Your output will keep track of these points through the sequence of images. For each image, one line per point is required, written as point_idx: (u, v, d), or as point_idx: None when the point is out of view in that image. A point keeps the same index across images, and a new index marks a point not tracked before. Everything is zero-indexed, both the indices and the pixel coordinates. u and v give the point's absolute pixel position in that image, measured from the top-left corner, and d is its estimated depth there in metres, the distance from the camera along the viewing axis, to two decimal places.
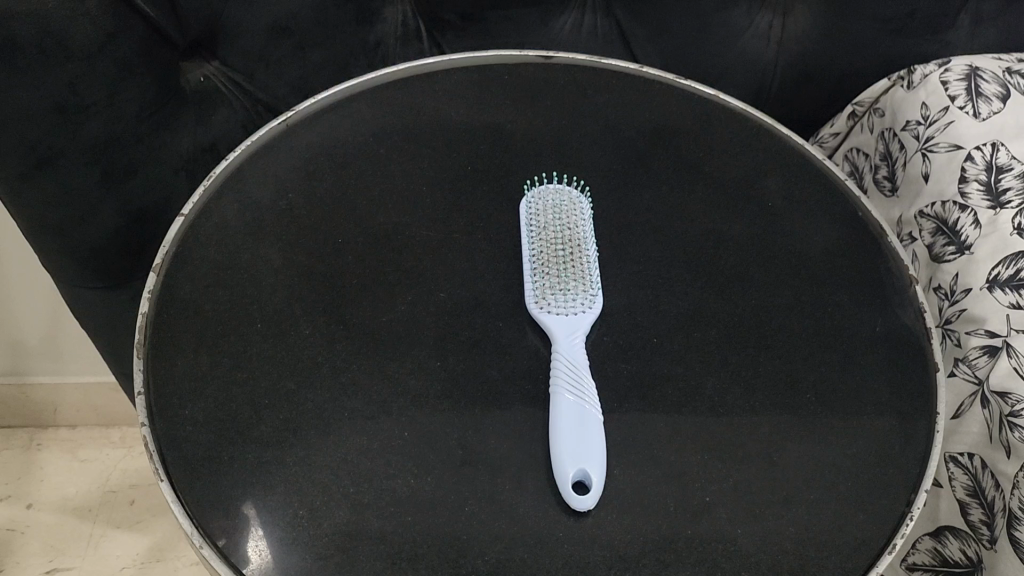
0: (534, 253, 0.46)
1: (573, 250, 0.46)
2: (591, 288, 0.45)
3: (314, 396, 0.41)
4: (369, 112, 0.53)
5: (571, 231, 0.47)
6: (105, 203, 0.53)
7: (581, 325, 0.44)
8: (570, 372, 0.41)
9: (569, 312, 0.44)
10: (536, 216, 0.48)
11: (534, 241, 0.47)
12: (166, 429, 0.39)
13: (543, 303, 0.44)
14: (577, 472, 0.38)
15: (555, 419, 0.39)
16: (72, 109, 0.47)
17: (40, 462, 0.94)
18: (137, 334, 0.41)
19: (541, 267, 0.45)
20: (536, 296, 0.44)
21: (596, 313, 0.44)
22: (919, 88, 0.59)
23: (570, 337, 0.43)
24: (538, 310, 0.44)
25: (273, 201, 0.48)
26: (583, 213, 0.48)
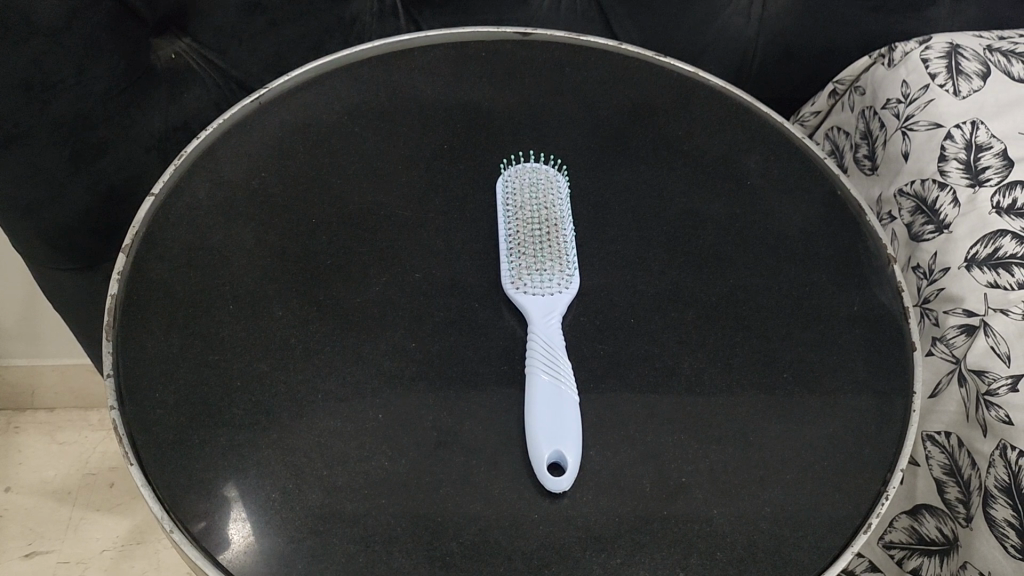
0: (510, 231, 0.45)
1: (549, 230, 0.46)
2: (567, 268, 0.44)
3: (287, 377, 0.40)
4: (344, 90, 0.53)
5: (548, 210, 0.46)
6: (75, 182, 0.52)
7: (557, 306, 0.43)
8: (546, 353, 0.41)
9: (546, 293, 0.43)
10: (513, 195, 0.47)
11: (510, 220, 0.46)
12: (137, 412, 0.38)
13: (520, 283, 0.44)
14: (553, 453, 0.38)
15: (531, 401, 0.39)
16: (40, 86, 0.46)
17: (18, 445, 0.93)
18: (105, 316, 0.41)
19: (517, 247, 0.45)
20: (513, 276, 0.44)
21: (572, 293, 0.44)
22: (900, 66, 0.58)
23: (547, 318, 0.43)
24: (514, 290, 0.44)
25: (246, 181, 0.47)
26: (560, 191, 0.48)
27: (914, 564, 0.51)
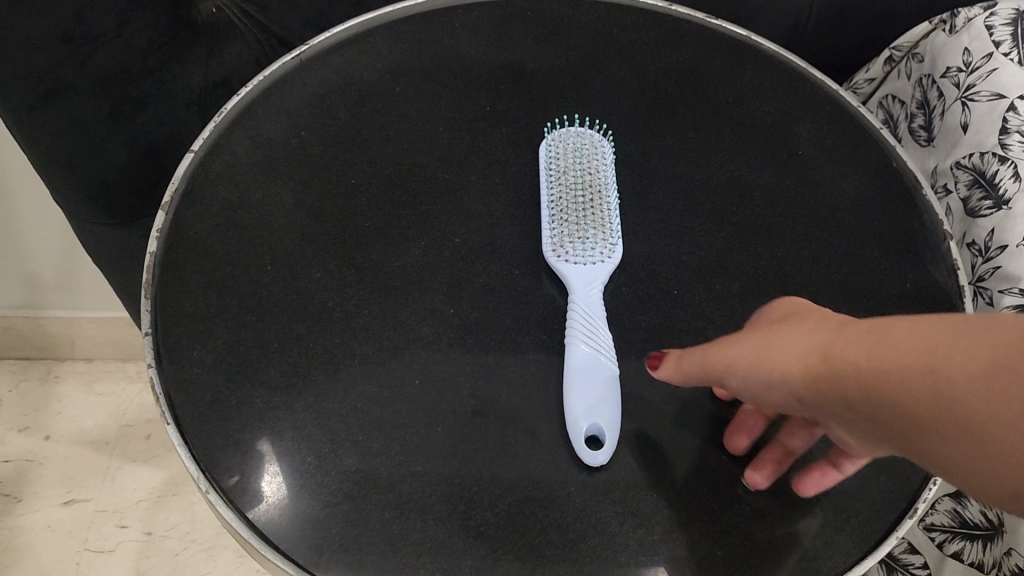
0: (553, 196, 0.45)
1: (593, 196, 0.44)
2: (611, 237, 0.43)
3: (324, 340, 0.40)
4: (387, 48, 0.51)
5: (591, 175, 0.45)
6: (115, 138, 0.51)
7: (597, 276, 0.42)
8: (587, 323, 0.40)
9: (587, 262, 0.42)
10: (557, 160, 0.46)
11: (553, 184, 0.45)
12: (174, 371, 0.38)
13: (561, 251, 0.43)
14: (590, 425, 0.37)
15: (569, 367, 0.39)
16: (80, 39, 0.45)
17: (58, 393, 0.95)
18: (144, 273, 0.40)
19: (559, 213, 0.44)
20: (554, 243, 0.43)
21: (614, 264, 0.43)
22: (963, 32, 0.55)
23: (588, 288, 0.42)
24: (555, 258, 0.43)
25: (286, 140, 0.47)
26: (605, 157, 0.47)
27: (954, 548, 0.49)
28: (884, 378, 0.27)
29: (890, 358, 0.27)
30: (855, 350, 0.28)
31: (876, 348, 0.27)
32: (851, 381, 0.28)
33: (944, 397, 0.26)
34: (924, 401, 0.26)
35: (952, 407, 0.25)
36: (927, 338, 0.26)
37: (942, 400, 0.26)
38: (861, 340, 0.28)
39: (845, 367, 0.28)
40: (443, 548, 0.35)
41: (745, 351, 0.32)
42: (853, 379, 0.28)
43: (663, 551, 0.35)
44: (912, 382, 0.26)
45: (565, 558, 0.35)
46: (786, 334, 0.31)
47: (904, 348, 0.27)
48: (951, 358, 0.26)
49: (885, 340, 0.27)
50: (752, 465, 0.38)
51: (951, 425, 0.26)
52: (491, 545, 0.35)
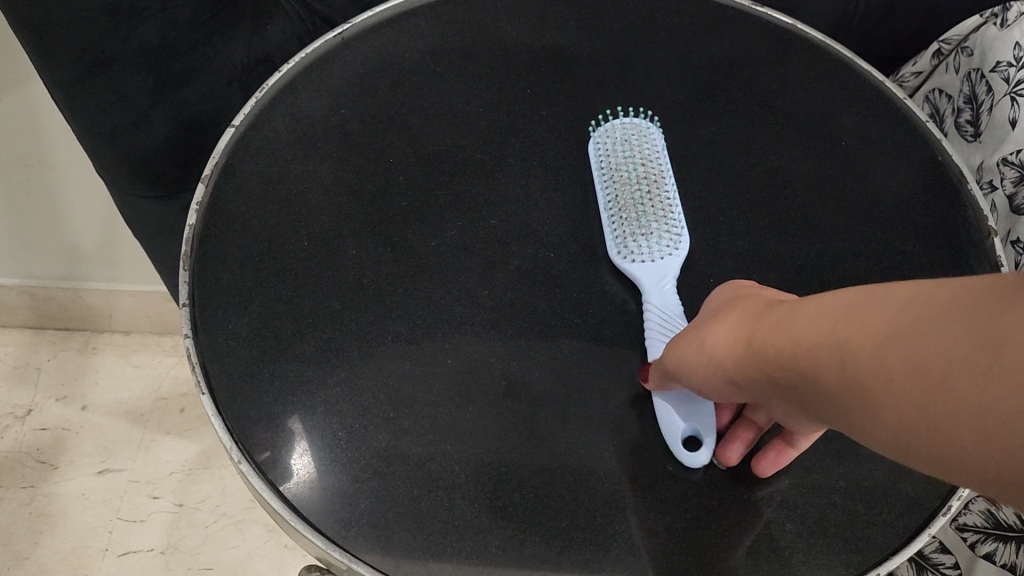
0: (610, 197, 0.44)
1: (650, 188, 0.44)
2: (676, 230, 0.43)
3: (358, 317, 0.40)
4: (429, 27, 0.51)
5: (645, 167, 0.45)
6: (159, 112, 0.51)
7: (667, 269, 0.42)
8: (661, 320, 0.40)
9: (655, 258, 0.42)
10: (607, 159, 0.46)
11: (608, 183, 0.45)
12: (210, 343, 0.38)
13: (626, 251, 0.42)
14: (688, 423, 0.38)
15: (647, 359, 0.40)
16: (127, 12, 0.46)
17: (96, 365, 0.96)
18: (183, 246, 0.41)
19: (620, 213, 0.44)
20: (619, 246, 0.43)
21: (683, 255, 0.42)
22: (1014, 26, 0.54)
23: (659, 284, 0.42)
24: (621, 260, 0.42)
25: (326, 118, 0.47)
26: (655, 145, 0.46)
27: (987, 549, 0.48)
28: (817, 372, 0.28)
29: (819, 349, 0.27)
30: (779, 340, 0.29)
31: (809, 338, 0.28)
32: (767, 363, 0.30)
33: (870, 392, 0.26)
34: (855, 395, 0.26)
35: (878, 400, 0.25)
36: (851, 330, 0.26)
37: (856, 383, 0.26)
38: (782, 333, 0.29)
39: (780, 357, 0.29)
40: (472, 527, 0.35)
41: (685, 348, 0.34)
42: (789, 365, 0.29)
43: (689, 540, 0.36)
44: (844, 375, 0.26)
45: (592, 542, 0.35)
46: (716, 321, 0.33)
47: (832, 343, 0.27)
48: (874, 352, 0.25)
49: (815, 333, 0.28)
50: (724, 442, 0.38)
51: (872, 418, 0.26)
52: (519, 526, 0.35)
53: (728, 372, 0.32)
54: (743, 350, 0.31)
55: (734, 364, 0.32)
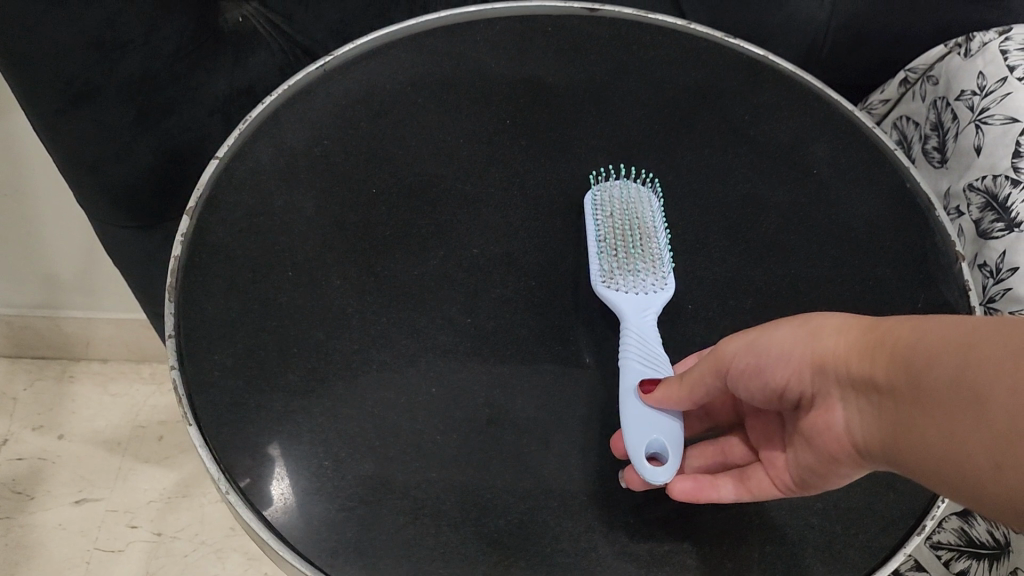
0: (601, 231, 0.45)
1: (642, 232, 0.45)
2: (662, 268, 0.44)
3: (343, 346, 0.41)
4: (409, 59, 0.52)
5: (639, 212, 0.46)
6: (141, 143, 0.52)
7: (652, 303, 0.43)
8: (642, 346, 0.41)
9: (639, 291, 0.43)
10: (601, 201, 0.46)
11: (600, 219, 0.45)
12: (196, 373, 0.39)
13: (611, 280, 0.43)
14: (651, 443, 0.36)
15: (626, 387, 0.39)
16: (110, 46, 0.46)
17: (73, 393, 0.96)
18: (169, 277, 0.41)
19: (609, 246, 0.44)
20: (603, 273, 0.43)
21: (671, 292, 0.43)
22: (977, 56, 0.55)
23: (642, 315, 0.42)
24: (605, 287, 0.43)
25: (309, 149, 0.47)
26: (650, 198, 0.47)
27: (962, 566, 0.49)
28: (918, 373, 0.30)
29: (930, 355, 0.30)
30: (902, 337, 0.32)
31: (925, 341, 0.30)
32: (876, 362, 0.33)
33: (961, 403, 0.29)
34: (943, 401, 0.29)
35: (964, 410, 0.29)
36: (971, 351, 0.29)
37: (952, 394, 0.29)
38: (904, 337, 0.32)
39: (890, 353, 0.32)
40: (457, 553, 0.35)
41: (777, 335, 0.36)
42: (899, 362, 0.31)
43: (670, 562, 0.36)
44: (946, 383, 0.29)
45: (575, 566, 0.36)
46: (818, 321, 0.36)
47: (943, 351, 0.30)
48: (978, 366, 0.28)
49: (930, 339, 0.30)
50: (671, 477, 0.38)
51: (950, 432, 0.29)
52: (503, 552, 0.36)
53: (818, 359, 0.35)
54: (854, 344, 0.34)
55: (835, 355, 0.34)
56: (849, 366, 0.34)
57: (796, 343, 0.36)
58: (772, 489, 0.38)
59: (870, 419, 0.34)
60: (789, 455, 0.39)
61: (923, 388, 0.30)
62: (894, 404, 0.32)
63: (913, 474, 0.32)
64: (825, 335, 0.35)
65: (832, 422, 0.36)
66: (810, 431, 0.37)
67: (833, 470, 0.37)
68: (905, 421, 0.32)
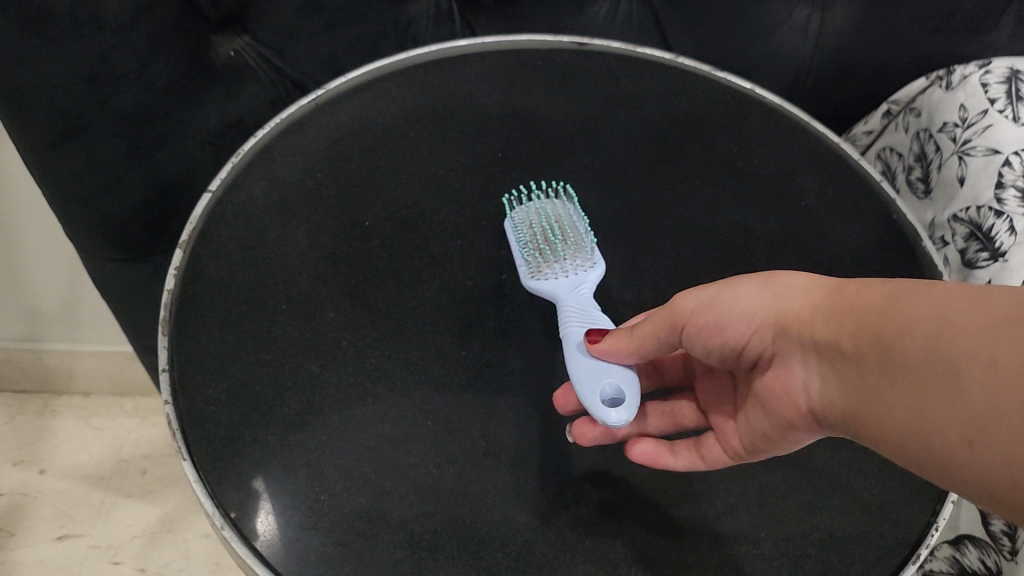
0: (521, 235, 0.46)
1: (562, 226, 0.46)
2: (589, 247, 0.45)
3: (337, 379, 0.41)
4: (401, 93, 0.52)
5: (555, 211, 0.47)
6: (132, 176, 0.51)
7: (584, 281, 0.44)
8: (581, 314, 0.41)
9: (571, 273, 0.44)
10: (517, 212, 0.47)
11: (519, 225, 0.46)
12: (190, 408, 0.38)
13: (539, 273, 0.44)
14: (605, 391, 0.37)
15: (572, 348, 0.39)
16: (103, 80, 0.46)
17: (55, 428, 0.94)
18: (162, 311, 0.41)
19: (531, 244, 0.45)
20: (531, 270, 0.44)
21: (601, 268, 0.44)
22: (958, 90, 0.56)
23: (577, 293, 0.43)
24: (536, 281, 0.44)
25: (302, 183, 0.47)
26: (568, 199, 0.48)
27: None
28: (892, 345, 0.32)
29: (906, 329, 0.32)
30: (877, 303, 0.34)
31: (902, 310, 0.32)
32: (842, 321, 0.35)
33: (932, 376, 0.31)
34: (919, 375, 0.31)
35: (939, 387, 0.30)
36: (950, 326, 0.30)
37: (931, 363, 0.31)
38: (878, 300, 0.34)
39: (863, 319, 0.34)
40: None
41: (740, 293, 0.38)
42: (871, 327, 0.33)
43: None
44: (925, 353, 0.31)
45: None
46: (780, 281, 0.38)
47: (920, 326, 0.31)
48: (954, 345, 0.30)
49: (908, 313, 0.32)
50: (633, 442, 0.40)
51: (922, 400, 0.31)
52: None
53: (783, 317, 0.37)
54: (822, 302, 0.36)
55: (801, 313, 0.37)
56: (811, 328, 0.36)
57: (762, 303, 0.38)
58: (722, 458, 0.40)
59: (829, 375, 0.36)
60: (745, 419, 0.42)
61: (897, 352, 0.32)
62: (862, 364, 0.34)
63: (871, 437, 0.34)
64: (790, 295, 0.37)
65: (793, 381, 0.38)
66: (772, 392, 0.40)
67: (789, 428, 0.39)
68: (871, 380, 0.34)
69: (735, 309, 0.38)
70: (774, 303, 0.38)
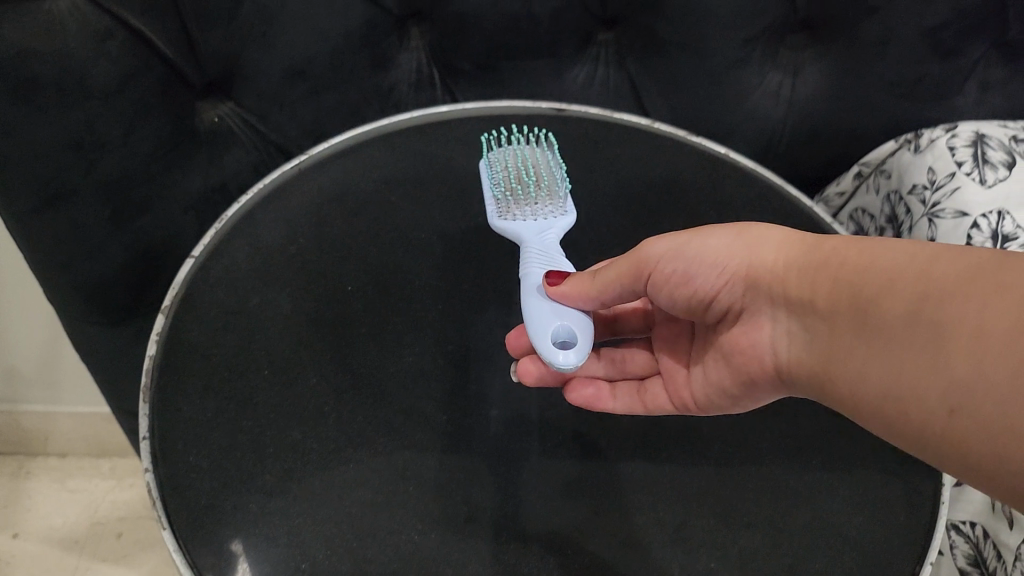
0: (495, 177, 0.48)
1: (537, 169, 0.48)
2: (561, 193, 0.47)
3: (318, 445, 0.41)
4: (384, 159, 0.53)
5: (531, 154, 0.49)
6: (114, 240, 0.52)
7: (553, 226, 0.46)
8: (544, 256, 0.44)
9: (539, 218, 0.46)
10: (495, 157, 0.49)
11: (496, 168, 0.49)
12: (171, 474, 0.38)
13: (508, 214, 0.47)
14: (558, 332, 0.39)
15: (532, 288, 0.41)
16: (88, 146, 0.47)
17: (29, 490, 0.93)
18: (143, 378, 0.41)
19: (504, 184, 0.47)
20: (501, 210, 0.47)
21: (572, 215, 0.47)
22: (926, 152, 0.58)
23: (541, 236, 0.46)
24: (504, 221, 0.46)
25: (284, 248, 0.48)
26: (545, 144, 0.50)
27: None
28: (871, 304, 0.33)
29: (889, 289, 0.33)
30: (858, 260, 0.34)
31: (886, 270, 0.33)
32: (824, 277, 0.36)
33: (912, 335, 0.31)
34: (907, 342, 0.31)
35: (920, 345, 0.31)
36: (935, 286, 0.31)
37: (914, 323, 0.31)
38: (860, 257, 0.35)
39: (850, 280, 0.35)
40: None
41: (711, 240, 0.40)
42: (853, 284, 0.34)
43: None
44: (908, 312, 0.32)
45: None
46: (752, 231, 0.39)
47: (905, 290, 0.32)
48: (948, 312, 0.30)
49: (899, 279, 0.32)
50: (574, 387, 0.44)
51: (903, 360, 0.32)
52: None
53: (754, 272, 0.39)
54: (797, 255, 0.38)
55: (775, 267, 0.38)
56: (784, 281, 0.38)
57: (727, 253, 0.39)
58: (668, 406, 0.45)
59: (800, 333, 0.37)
60: (704, 374, 0.44)
61: (877, 311, 0.33)
62: (837, 319, 0.35)
63: (839, 392, 0.35)
64: (764, 249, 0.39)
65: (759, 335, 0.40)
66: (733, 347, 0.41)
67: (749, 383, 0.41)
68: (845, 337, 0.35)
69: (708, 258, 0.40)
70: (747, 256, 0.39)
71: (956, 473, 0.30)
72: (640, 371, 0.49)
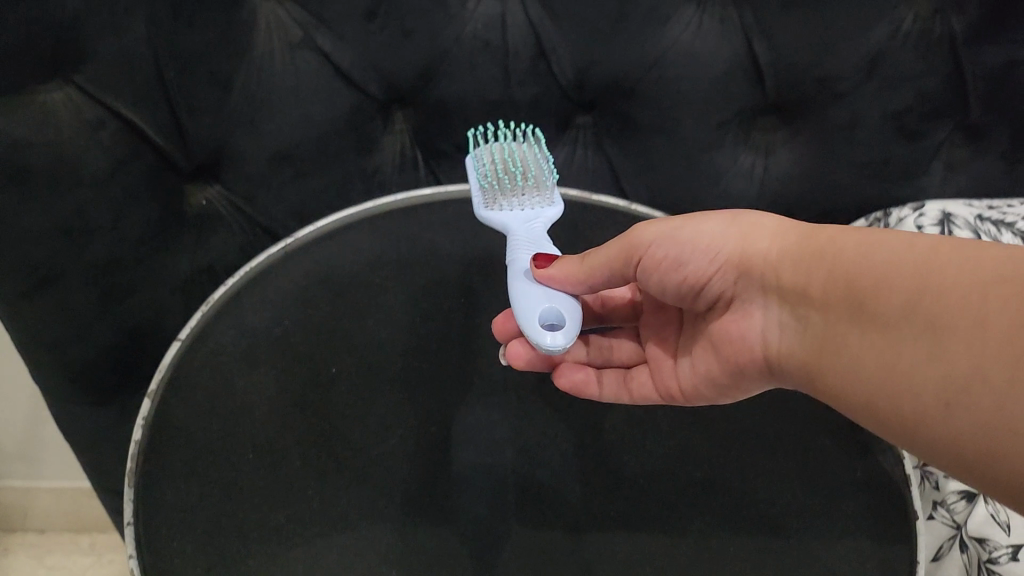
0: (483, 168, 0.49)
1: (524, 163, 0.49)
2: (549, 184, 0.48)
3: (303, 531, 0.42)
4: (367, 241, 0.53)
5: (518, 150, 0.50)
6: (102, 322, 0.53)
7: (540, 216, 0.47)
8: (532, 244, 0.45)
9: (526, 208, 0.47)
10: (482, 151, 0.50)
11: (483, 161, 0.50)
12: (154, 561, 0.40)
13: (494, 204, 0.48)
14: (547, 314, 0.40)
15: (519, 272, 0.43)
16: (78, 232, 0.48)
17: (7, 567, 0.92)
18: (128, 462, 0.42)
19: (491, 174, 0.48)
20: (487, 200, 0.48)
21: (559, 206, 0.48)
22: None
23: (529, 225, 0.47)
24: (490, 210, 0.47)
25: (269, 330, 0.48)
26: (531, 143, 0.51)
27: None
28: (865, 291, 0.34)
29: (884, 278, 0.33)
30: (851, 244, 0.35)
31: (880, 259, 0.34)
32: (817, 261, 0.37)
33: (909, 325, 0.32)
34: (900, 333, 0.32)
35: (915, 333, 0.32)
36: (932, 276, 0.32)
37: (911, 311, 0.32)
38: (853, 242, 0.35)
39: (842, 265, 0.35)
40: None
41: (702, 225, 0.41)
42: (846, 271, 0.35)
43: None
44: (905, 302, 0.32)
45: None
46: (746, 219, 0.40)
47: (901, 281, 0.33)
48: (943, 306, 0.31)
49: (893, 268, 0.33)
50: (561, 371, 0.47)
51: (899, 350, 0.32)
52: None
53: (746, 259, 0.39)
54: (787, 240, 0.38)
55: (768, 253, 0.39)
56: (777, 269, 0.38)
57: (718, 240, 0.40)
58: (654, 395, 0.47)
59: (792, 323, 0.38)
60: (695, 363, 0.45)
61: (872, 298, 0.34)
62: (828, 305, 0.36)
63: (830, 381, 0.36)
64: (755, 235, 0.39)
65: (750, 324, 0.40)
66: (724, 336, 0.42)
67: (739, 371, 0.42)
68: (836, 320, 0.35)
69: (700, 243, 0.41)
70: (738, 242, 0.40)
71: (946, 464, 0.31)
72: (626, 358, 0.51)
